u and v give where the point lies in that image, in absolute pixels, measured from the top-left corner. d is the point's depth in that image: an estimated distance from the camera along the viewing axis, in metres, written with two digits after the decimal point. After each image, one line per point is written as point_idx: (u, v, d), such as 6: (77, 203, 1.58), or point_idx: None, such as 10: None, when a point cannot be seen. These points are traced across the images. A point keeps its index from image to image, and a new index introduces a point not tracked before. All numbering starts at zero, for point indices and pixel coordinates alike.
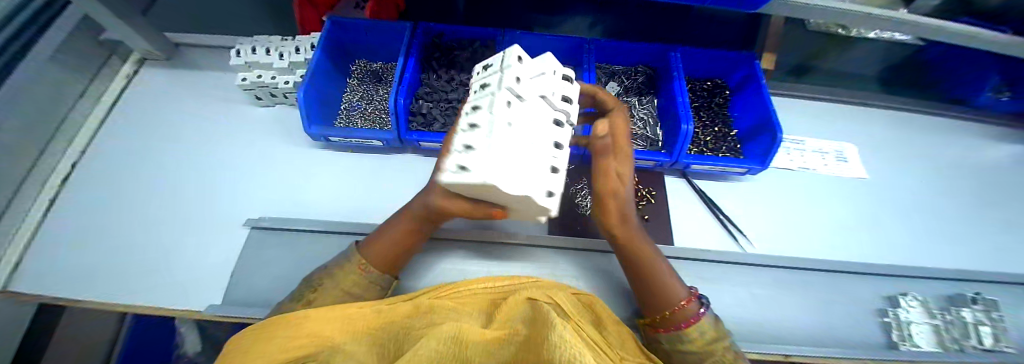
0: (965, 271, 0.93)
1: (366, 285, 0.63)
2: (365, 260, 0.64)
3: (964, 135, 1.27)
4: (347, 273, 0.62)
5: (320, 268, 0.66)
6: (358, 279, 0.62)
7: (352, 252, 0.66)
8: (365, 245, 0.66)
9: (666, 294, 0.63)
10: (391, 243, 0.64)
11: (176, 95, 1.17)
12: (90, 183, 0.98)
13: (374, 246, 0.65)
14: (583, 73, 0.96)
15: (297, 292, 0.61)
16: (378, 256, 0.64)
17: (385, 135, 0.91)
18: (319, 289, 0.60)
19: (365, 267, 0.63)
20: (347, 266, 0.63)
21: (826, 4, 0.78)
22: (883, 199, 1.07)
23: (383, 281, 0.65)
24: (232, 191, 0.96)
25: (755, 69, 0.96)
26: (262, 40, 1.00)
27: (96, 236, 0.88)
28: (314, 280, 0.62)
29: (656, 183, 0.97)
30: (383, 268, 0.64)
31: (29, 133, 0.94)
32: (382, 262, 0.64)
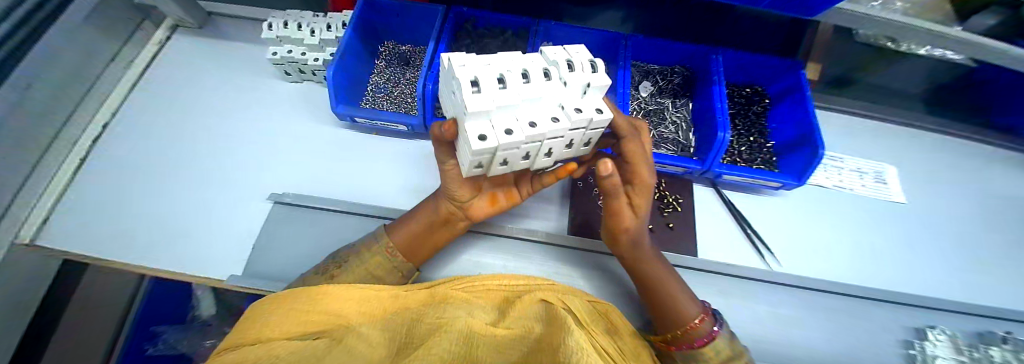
0: (1000, 309, 0.89)
1: (388, 269, 0.62)
2: (391, 244, 0.63)
3: (1011, 167, 1.21)
4: (371, 254, 0.61)
5: (349, 245, 0.66)
6: (383, 261, 0.61)
7: (379, 233, 0.65)
8: (393, 227, 0.66)
9: (681, 312, 0.61)
10: (417, 228, 0.65)
11: (206, 64, 1.18)
12: (121, 146, 1.00)
13: (400, 231, 0.64)
14: (618, 70, 0.93)
15: (321, 266, 0.61)
16: (404, 241, 0.64)
17: (412, 120, 0.89)
18: (342, 265, 0.59)
19: (391, 252, 0.62)
20: (373, 246, 0.62)
21: (889, 16, 0.73)
22: (919, 227, 1.02)
23: (407, 269, 0.64)
24: (256, 164, 0.96)
25: (800, 79, 0.91)
26: (294, 14, 0.99)
27: (125, 199, 0.90)
28: (338, 257, 0.62)
29: (684, 191, 0.95)
30: (408, 256, 0.64)
31: (66, 92, 0.96)
32: (406, 247, 0.64)
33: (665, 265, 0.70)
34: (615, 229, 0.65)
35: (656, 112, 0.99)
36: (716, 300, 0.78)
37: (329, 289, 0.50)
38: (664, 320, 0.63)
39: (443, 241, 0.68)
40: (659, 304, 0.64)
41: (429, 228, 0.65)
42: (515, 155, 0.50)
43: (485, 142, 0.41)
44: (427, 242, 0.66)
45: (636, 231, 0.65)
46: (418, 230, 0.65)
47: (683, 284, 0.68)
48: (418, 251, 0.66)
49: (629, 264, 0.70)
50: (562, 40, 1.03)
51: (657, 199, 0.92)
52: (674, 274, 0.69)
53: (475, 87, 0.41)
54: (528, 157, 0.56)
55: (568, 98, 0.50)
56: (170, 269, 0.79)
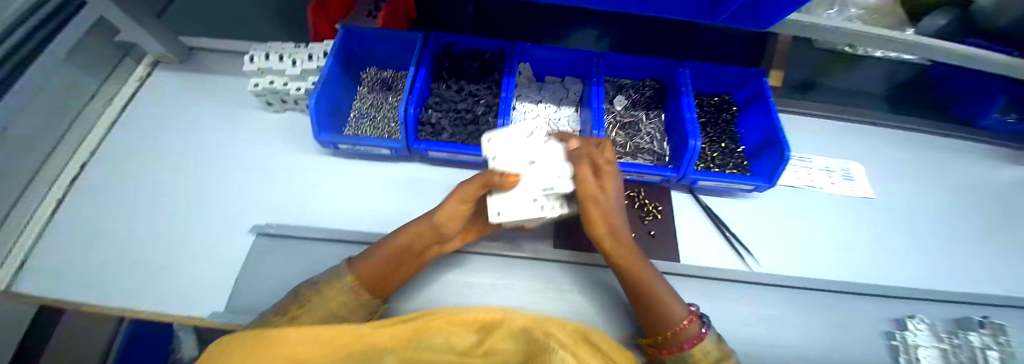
0: (973, 294, 0.92)
1: (354, 308, 0.62)
2: (355, 281, 0.63)
3: (972, 154, 1.27)
4: (333, 293, 0.61)
5: (310, 281, 0.64)
6: (348, 301, 0.61)
7: (339, 269, 0.65)
8: (355, 262, 0.66)
9: (666, 314, 0.62)
10: (387, 260, 0.65)
11: (188, 98, 1.18)
12: (101, 183, 0.98)
13: (363, 266, 0.64)
14: (592, 86, 0.96)
15: (284, 304, 0.59)
16: (369, 275, 0.63)
17: (394, 144, 0.91)
18: (306, 305, 0.58)
19: (355, 287, 0.62)
20: (335, 283, 0.62)
21: (832, 24, 0.79)
22: (888, 219, 1.07)
23: (371, 303, 0.65)
24: (237, 195, 0.96)
25: (763, 86, 0.96)
26: (275, 47, 1.00)
27: (102, 239, 0.88)
28: (302, 294, 0.60)
29: (663, 199, 0.97)
30: (372, 286, 0.64)
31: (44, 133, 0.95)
32: (371, 282, 0.64)
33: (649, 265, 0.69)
34: (585, 198, 0.62)
35: (631, 125, 1.04)
36: (701, 305, 0.79)
37: (282, 333, 0.44)
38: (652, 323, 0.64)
39: (407, 273, 0.69)
40: (648, 304, 0.64)
41: (393, 260, 0.65)
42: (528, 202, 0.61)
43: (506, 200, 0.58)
44: (393, 276, 0.66)
45: (606, 210, 0.65)
46: (385, 263, 0.64)
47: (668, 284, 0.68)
48: (381, 284, 0.66)
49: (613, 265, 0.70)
50: (538, 60, 1.07)
51: (637, 208, 0.94)
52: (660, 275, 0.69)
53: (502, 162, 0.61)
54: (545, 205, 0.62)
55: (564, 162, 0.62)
56: (146, 309, 0.77)
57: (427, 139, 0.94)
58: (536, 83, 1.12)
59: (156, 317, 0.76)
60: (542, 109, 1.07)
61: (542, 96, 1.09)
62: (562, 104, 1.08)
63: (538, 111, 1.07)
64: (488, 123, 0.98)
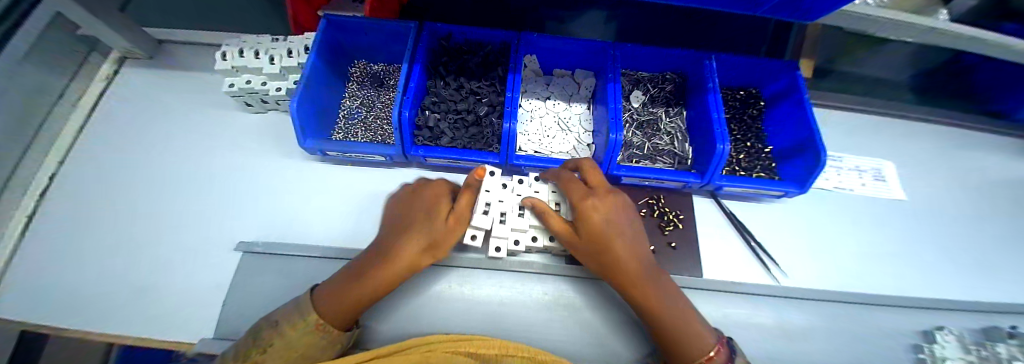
0: (1005, 303, 0.88)
1: (324, 346, 0.57)
2: (321, 318, 0.55)
3: (1007, 148, 1.19)
4: (296, 333, 0.54)
5: (272, 314, 0.58)
6: (316, 340, 0.55)
7: (302, 301, 0.57)
8: (319, 298, 0.57)
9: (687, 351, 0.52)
10: (362, 293, 0.57)
11: (161, 99, 1.07)
12: (75, 195, 0.90)
13: (331, 301, 0.56)
14: (607, 83, 0.87)
15: (245, 342, 0.55)
16: (340, 312, 0.56)
17: (389, 150, 0.82)
18: (267, 350, 0.52)
19: (323, 327, 0.55)
20: (296, 323, 0.54)
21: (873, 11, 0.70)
22: (918, 222, 1.01)
23: (344, 337, 0.59)
24: (220, 208, 0.88)
25: (796, 80, 0.86)
26: (251, 41, 0.89)
27: (80, 257, 0.81)
28: (260, 334, 0.55)
29: (683, 206, 0.90)
30: (342, 321, 0.57)
31: (6, 143, 0.86)
32: (343, 318, 0.57)
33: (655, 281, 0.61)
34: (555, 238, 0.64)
35: (648, 124, 0.95)
36: (725, 323, 0.74)
37: None
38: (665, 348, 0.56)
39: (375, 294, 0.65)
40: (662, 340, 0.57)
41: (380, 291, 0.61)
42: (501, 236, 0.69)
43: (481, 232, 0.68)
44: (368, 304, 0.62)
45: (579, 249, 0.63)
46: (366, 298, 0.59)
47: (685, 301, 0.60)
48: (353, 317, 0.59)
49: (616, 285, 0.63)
50: (546, 51, 0.96)
51: (656, 217, 0.87)
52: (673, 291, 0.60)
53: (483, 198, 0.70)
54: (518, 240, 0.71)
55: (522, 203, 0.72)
56: (129, 335, 0.71)
57: (426, 143, 0.86)
58: (543, 77, 1.02)
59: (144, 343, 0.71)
60: (551, 107, 0.98)
61: (551, 91, 1.00)
62: (572, 101, 0.99)
63: (546, 109, 0.98)
64: (492, 125, 0.89)
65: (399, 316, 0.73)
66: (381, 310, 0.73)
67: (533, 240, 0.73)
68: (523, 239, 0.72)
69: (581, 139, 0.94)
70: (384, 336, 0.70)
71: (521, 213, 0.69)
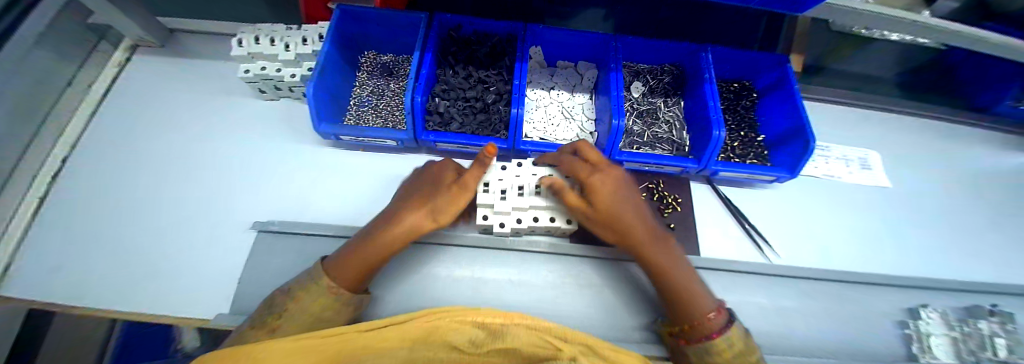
0: (984, 282, 0.93)
1: (339, 308, 0.59)
2: (332, 282, 0.58)
3: (985, 141, 1.26)
4: (312, 296, 0.57)
5: (286, 287, 0.59)
6: (330, 303, 0.58)
7: (315, 271, 0.60)
8: (330, 266, 0.60)
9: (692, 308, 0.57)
10: (373, 256, 0.60)
11: (171, 87, 1.09)
12: (86, 179, 0.92)
13: (342, 267, 0.59)
14: (609, 73, 0.91)
15: (263, 313, 0.56)
16: (352, 275, 0.59)
17: (401, 135, 0.86)
18: (284, 315, 0.55)
19: (336, 290, 0.58)
20: (311, 287, 0.57)
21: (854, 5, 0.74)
22: (903, 208, 1.06)
23: (357, 301, 0.62)
24: (233, 190, 0.90)
25: (787, 72, 0.92)
26: (265, 29, 0.92)
27: (94, 238, 0.83)
28: (276, 303, 0.57)
29: (681, 191, 0.94)
30: (352, 286, 0.60)
31: (13, 128, 0.88)
32: (354, 283, 0.60)
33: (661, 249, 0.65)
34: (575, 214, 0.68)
35: (648, 113, 0.99)
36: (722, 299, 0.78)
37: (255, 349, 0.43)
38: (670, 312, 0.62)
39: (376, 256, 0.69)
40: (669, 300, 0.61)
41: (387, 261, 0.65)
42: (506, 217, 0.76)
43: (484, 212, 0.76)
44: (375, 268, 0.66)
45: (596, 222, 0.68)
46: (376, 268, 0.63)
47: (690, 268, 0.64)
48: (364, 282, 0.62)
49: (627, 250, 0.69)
50: (551, 43, 1.00)
51: (656, 200, 0.91)
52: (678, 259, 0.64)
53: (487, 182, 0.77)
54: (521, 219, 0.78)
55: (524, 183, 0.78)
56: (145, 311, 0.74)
57: (436, 129, 0.89)
58: (547, 68, 1.06)
59: (158, 320, 0.73)
60: (554, 97, 1.02)
61: (555, 82, 1.04)
62: (575, 91, 1.03)
63: (550, 99, 1.02)
64: (499, 112, 0.93)
65: (411, 291, 0.76)
66: (393, 286, 0.75)
67: (535, 220, 0.77)
68: (525, 218, 0.78)
69: (584, 127, 0.98)
70: (396, 309, 0.73)
71: (521, 192, 0.76)
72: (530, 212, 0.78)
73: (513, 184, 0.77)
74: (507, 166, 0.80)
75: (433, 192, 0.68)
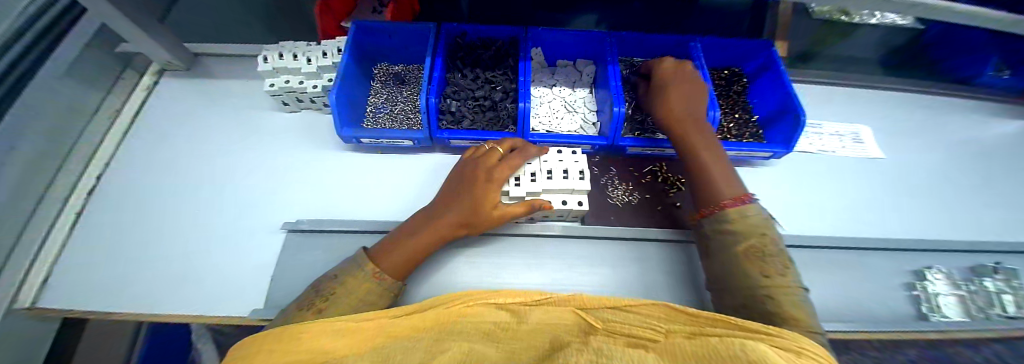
0: (984, 242, 0.96)
1: (381, 292, 0.62)
2: (377, 267, 0.63)
3: (974, 111, 1.30)
4: (357, 280, 0.61)
5: (328, 275, 0.63)
6: (374, 287, 0.62)
7: (361, 258, 0.65)
8: (375, 253, 0.67)
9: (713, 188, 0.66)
10: (412, 250, 0.67)
11: (193, 105, 1.14)
12: (117, 195, 0.97)
13: (386, 255, 0.66)
14: (607, 66, 0.98)
15: (307, 298, 0.59)
16: (394, 265, 0.65)
17: (417, 134, 0.92)
18: (330, 298, 0.58)
19: (379, 274, 0.63)
20: (357, 272, 0.62)
21: None
22: (898, 178, 1.10)
23: (396, 287, 0.65)
24: (258, 196, 0.95)
25: (773, 56, 0.99)
26: (288, 46, 0.99)
27: (127, 249, 0.87)
28: (320, 288, 0.60)
29: (686, 171, 0.97)
30: (396, 275, 0.65)
31: (45, 150, 0.93)
32: (396, 269, 0.65)
33: (731, 230, 0.58)
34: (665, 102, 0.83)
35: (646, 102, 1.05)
36: None
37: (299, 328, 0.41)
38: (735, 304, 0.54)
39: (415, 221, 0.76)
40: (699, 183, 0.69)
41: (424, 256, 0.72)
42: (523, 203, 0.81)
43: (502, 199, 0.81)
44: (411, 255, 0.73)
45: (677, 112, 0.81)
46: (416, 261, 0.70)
47: (779, 253, 0.54)
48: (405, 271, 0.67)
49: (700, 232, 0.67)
50: (550, 43, 1.08)
51: (661, 182, 0.95)
52: (755, 245, 0.54)
53: None
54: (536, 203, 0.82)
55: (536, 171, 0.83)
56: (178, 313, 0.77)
57: (449, 127, 0.96)
58: (548, 68, 1.13)
59: (196, 319, 0.77)
60: (557, 92, 1.09)
61: (556, 80, 1.11)
62: (575, 87, 1.10)
63: (553, 94, 1.08)
64: (506, 109, 0.99)
65: (434, 280, 0.78)
66: (416, 275, 0.78)
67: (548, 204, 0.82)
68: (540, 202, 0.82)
69: (586, 119, 1.04)
70: (421, 297, 0.75)
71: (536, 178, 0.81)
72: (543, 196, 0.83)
73: (526, 172, 0.82)
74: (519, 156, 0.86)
75: (467, 210, 0.70)
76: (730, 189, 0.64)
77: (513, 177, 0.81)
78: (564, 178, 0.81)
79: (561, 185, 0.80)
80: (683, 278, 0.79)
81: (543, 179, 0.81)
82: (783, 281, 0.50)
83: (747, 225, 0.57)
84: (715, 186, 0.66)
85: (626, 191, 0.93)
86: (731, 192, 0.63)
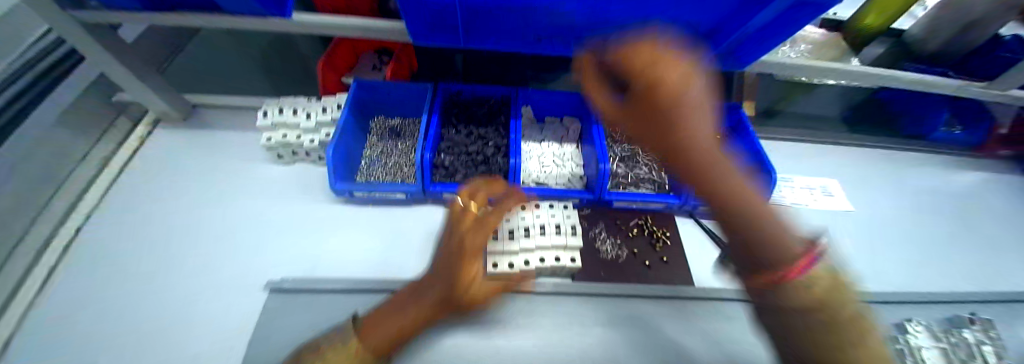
0: (953, 293, 1.01)
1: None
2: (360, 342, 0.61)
3: (928, 164, 1.42)
4: (339, 352, 0.58)
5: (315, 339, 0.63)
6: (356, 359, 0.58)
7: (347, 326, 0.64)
8: (361, 325, 0.64)
9: (774, 237, 0.38)
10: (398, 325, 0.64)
11: (184, 154, 1.13)
12: (87, 246, 0.92)
13: (371, 329, 0.63)
14: (592, 125, 1.05)
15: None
16: (376, 341, 0.62)
17: (410, 187, 0.95)
18: None
19: (360, 352, 0.59)
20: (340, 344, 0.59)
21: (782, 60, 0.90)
22: (867, 229, 1.16)
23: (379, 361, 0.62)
24: (242, 251, 0.92)
25: (740, 116, 1.09)
26: (288, 102, 1.03)
27: (99, 298, 0.82)
28: (302, 358, 0.58)
29: (670, 224, 1.01)
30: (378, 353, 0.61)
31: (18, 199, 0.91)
32: (380, 344, 0.62)
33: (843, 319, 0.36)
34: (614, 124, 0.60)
35: (630, 158, 1.11)
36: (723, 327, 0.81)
37: None
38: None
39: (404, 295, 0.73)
40: (748, 235, 0.39)
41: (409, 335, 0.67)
42: (516, 261, 0.82)
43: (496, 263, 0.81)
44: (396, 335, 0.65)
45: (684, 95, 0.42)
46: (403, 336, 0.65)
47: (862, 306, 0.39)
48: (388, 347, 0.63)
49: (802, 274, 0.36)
50: (539, 102, 1.16)
51: (647, 235, 0.97)
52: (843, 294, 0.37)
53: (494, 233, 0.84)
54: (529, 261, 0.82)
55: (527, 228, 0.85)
56: None
57: (442, 180, 0.99)
58: (537, 124, 1.20)
59: None
60: (546, 147, 1.15)
61: (545, 136, 1.17)
62: (563, 142, 1.16)
63: (542, 149, 1.14)
64: (498, 163, 1.03)
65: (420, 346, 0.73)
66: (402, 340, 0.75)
67: (541, 261, 0.82)
68: (532, 259, 0.82)
69: (574, 172, 1.09)
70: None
71: (528, 234, 0.83)
72: (536, 252, 0.83)
73: (517, 229, 0.84)
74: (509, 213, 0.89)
75: (448, 285, 0.68)
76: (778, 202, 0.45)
77: (507, 234, 0.84)
78: (556, 234, 0.83)
79: (552, 241, 0.83)
80: (674, 338, 0.78)
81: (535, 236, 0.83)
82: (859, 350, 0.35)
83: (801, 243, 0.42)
84: (773, 230, 0.38)
85: (615, 246, 0.94)
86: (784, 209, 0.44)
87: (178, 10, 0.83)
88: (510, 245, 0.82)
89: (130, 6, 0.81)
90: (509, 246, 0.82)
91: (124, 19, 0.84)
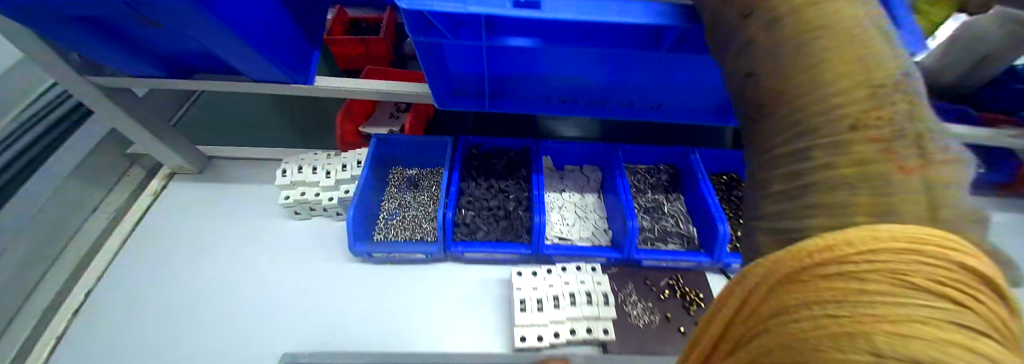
0: None
1: None
2: None
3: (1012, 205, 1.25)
4: None
5: None
6: None
7: None
8: None
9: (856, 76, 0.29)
10: None
11: (201, 205, 1.12)
12: (97, 313, 0.91)
13: None
14: (615, 178, 1.02)
15: None
16: None
17: (430, 247, 0.91)
18: None
19: None
20: None
21: None
22: None
23: None
24: (253, 318, 0.88)
25: None
26: (307, 158, 1.02)
27: (119, 348, 0.85)
28: None
29: (703, 285, 0.95)
30: None
31: None
32: None
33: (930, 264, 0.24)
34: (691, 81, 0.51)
35: (655, 208, 1.08)
36: None
37: None
38: (768, 291, 0.28)
39: None
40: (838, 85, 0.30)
41: None
42: (545, 333, 0.81)
43: (526, 337, 0.80)
44: None
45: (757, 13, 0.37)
46: None
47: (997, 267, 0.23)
48: None
49: (795, 102, 0.32)
50: (558, 152, 1.15)
51: (680, 297, 0.92)
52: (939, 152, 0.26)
53: (522, 305, 0.82)
54: (558, 335, 0.80)
55: (557, 297, 0.82)
56: None
57: (463, 238, 0.96)
58: (557, 172, 1.18)
59: None
60: (567, 198, 1.12)
61: (565, 185, 1.15)
62: (585, 192, 1.13)
63: (563, 200, 1.11)
64: (520, 218, 1.00)
65: None
66: None
67: (571, 333, 0.80)
68: (562, 331, 0.81)
69: (598, 225, 1.05)
70: None
71: (557, 305, 0.81)
72: (566, 323, 0.81)
73: (546, 299, 0.82)
74: (536, 278, 0.86)
75: None
76: (886, 60, 0.30)
77: (536, 304, 0.81)
78: (587, 304, 0.81)
79: (584, 313, 0.80)
80: None
81: (566, 306, 0.80)
82: (843, 257, 0.24)
83: (894, 129, 0.27)
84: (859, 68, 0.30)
85: (646, 310, 0.89)
86: (886, 66, 0.29)
87: (195, 74, 0.89)
88: (540, 317, 0.80)
89: (152, 74, 0.87)
90: (538, 317, 0.80)
91: (141, 84, 0.89)
